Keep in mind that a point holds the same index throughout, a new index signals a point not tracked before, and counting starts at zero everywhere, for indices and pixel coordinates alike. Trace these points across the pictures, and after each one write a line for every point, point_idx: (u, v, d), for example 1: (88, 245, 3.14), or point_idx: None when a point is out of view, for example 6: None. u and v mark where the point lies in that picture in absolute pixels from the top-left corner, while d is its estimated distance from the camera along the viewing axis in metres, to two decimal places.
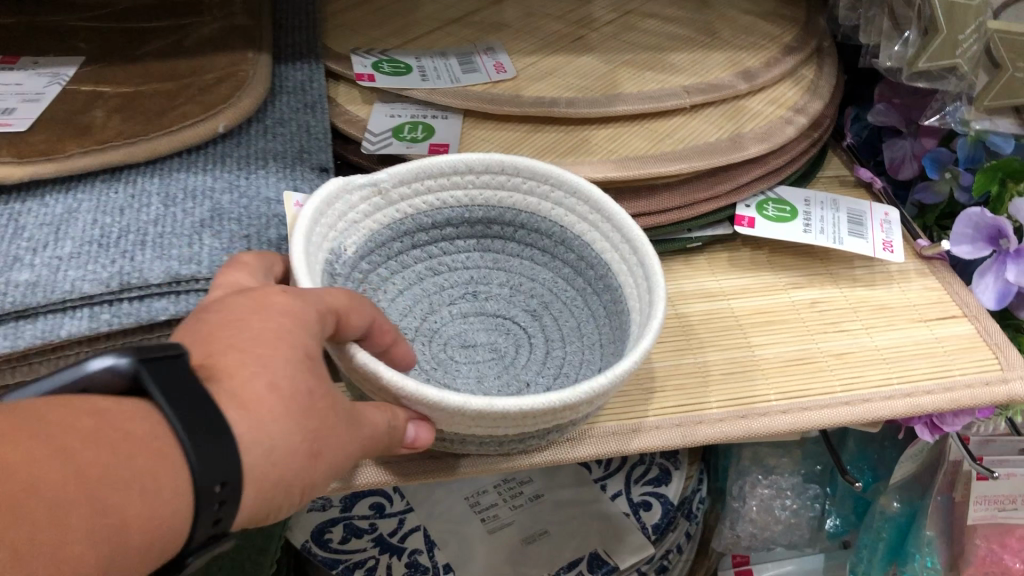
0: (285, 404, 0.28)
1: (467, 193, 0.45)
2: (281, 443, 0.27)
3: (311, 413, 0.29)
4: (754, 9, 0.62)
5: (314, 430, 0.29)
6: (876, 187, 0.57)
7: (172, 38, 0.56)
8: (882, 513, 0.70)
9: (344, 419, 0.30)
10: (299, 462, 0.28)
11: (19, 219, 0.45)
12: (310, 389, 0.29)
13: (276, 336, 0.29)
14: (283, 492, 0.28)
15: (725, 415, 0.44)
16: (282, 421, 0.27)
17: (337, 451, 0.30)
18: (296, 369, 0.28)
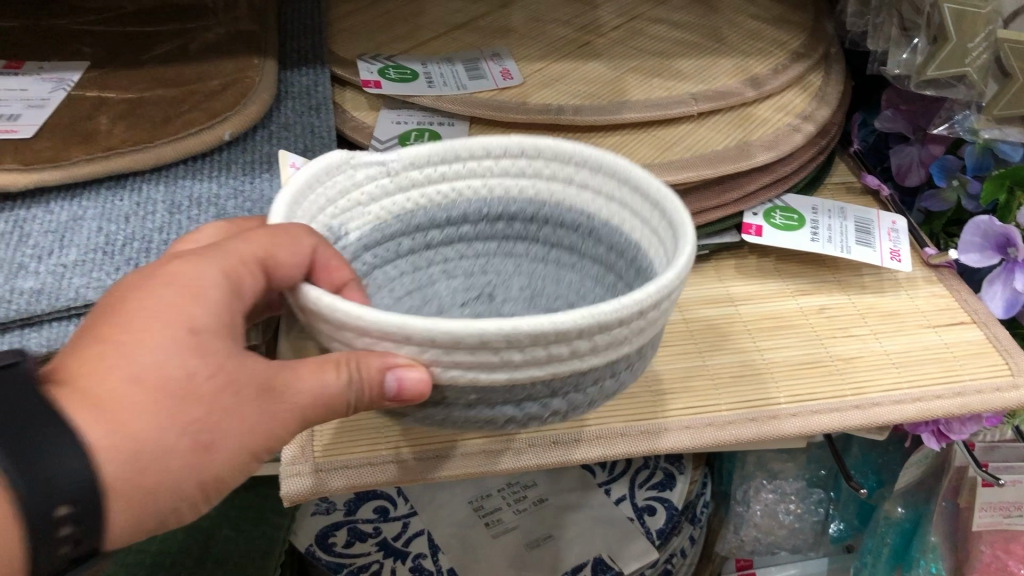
0: (155, 393, 0.27)
1: (485, 181, 0.39)
2: (153, 440, 0.27)
3: (197, 398, 0.27)
4: (762, 15, 0.62)
5: (204, 416, 0.28)
6: (884, 195, 0.56)
7: (177, 43, 0.56)
8: (887, 518, 0.70)
9: (251, 394, 0.29)
10: (185, 453, 0.28)
11: (24, 226, 0.45)
12: (193, 372, 0.27)
13: (154, 321, 0.28)
14: (178, 488, 0.28)
15: (735, 418, 0.44)
16: (156, 416, 0.27)
17: (243, 432, 0.29)
18: (176, 352, 0.27)
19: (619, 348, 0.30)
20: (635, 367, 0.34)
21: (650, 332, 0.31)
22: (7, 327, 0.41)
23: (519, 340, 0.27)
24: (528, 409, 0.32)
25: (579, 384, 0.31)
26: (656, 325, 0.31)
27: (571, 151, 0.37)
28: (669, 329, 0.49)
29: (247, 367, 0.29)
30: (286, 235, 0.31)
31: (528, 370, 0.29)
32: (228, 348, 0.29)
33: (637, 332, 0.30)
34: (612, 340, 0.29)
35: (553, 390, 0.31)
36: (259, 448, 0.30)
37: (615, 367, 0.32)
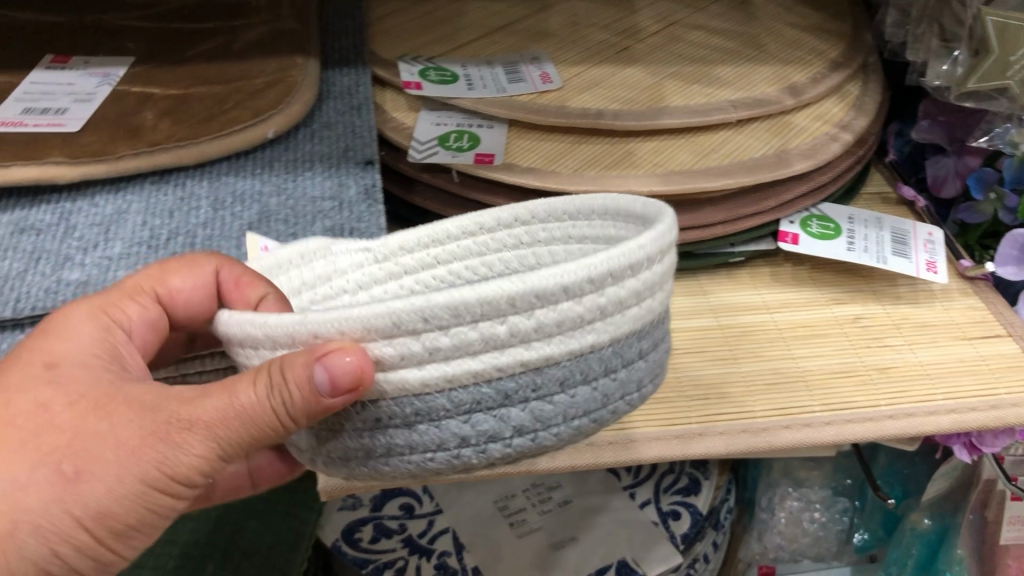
0: (16, 433, 0.31)
1: (484, 260, 0.37)
2: (2, 471, 0.30)
3: (56, 427, 0.31)
4: (800, 23, 0.62)
5: (65, 443, 0.31)
6: (919, 206, 0.57)
7: (220, 40, 0.56)
8: (913, 529, 0.70)
9: (124, 416, 0.31)
10: (50, 482, 0.31)
11: (70, 218, 0.46)
12: (47, 405, 0.32)
13: (24, 363, 0.34)
14: (51, 524, 0.31)
15: (770, 425, 0.45)
16: (3, 450, 0.31)
17: (118, 457, 0.31)
18: (29, 387, 0.33)
19: (579, 334, 0.28)
20: (624, 373, 0.31)
21: (618, 316, 0.29)
22: None
23: (439, 317, 0.26)
24: (484, 425, 0.29)
25: (542, 390, 0.29)
26: (625, 310, 0.29)
27: (554, 206, 0.34)
28: (704, 334, 0.50)
29: (128, 393, 0.32)
30: (190, 263, 0.39)
31: (464, 361, 0.27)
32: (103, 380, 0.33)
33: (596, 311, 0.28)
34: (565, 319, 0.27)
35: (509, 396, 0.29)
36: (160, 486, 0.32)
37: (586, 364, 0.29)
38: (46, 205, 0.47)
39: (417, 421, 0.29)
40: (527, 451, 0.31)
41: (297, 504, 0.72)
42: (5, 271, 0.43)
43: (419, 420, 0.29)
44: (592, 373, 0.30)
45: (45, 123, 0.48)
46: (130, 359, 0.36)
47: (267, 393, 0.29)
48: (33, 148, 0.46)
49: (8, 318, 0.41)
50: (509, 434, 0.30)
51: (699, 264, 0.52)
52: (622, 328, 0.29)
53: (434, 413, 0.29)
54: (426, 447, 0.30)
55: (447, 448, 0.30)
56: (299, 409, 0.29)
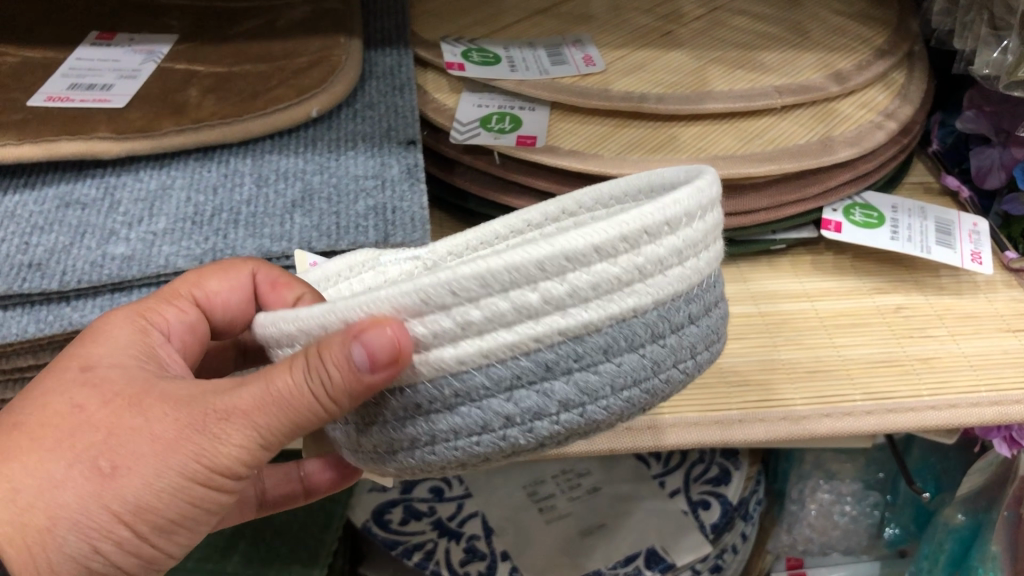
0: (54, 429, 0.31)
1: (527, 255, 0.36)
2: (38, 471, 0.30)
3: (92, 426, 0.31)
4: (845, 9, 0.61)
5: (102, 440, 0.31)
6: (962, 196, 0.56)
7: (264, 19, 0.56)
8: (947, 524, 0.68)
9: (160, 411, 0.31)
10: (90, 476, 0.30)
11: (115, 193, 0.46)
12: (83, 405, 0.32)
13: (59, 368, 0.34)
14: (89, 520, 0.30)
15: (809, 413, 0.44)
16: (41, 450, 0.31)
17: (156, 452, 0.31)
18: (63, 389, 0.33)
19: (619, 299, 0.28)
20: (674, 344, 0.30)
21: (659, 277, 0.28)
22: (98, 291, 0.42)
23: (467, 289, 0.26)
24: (527, 400, 0.29)
25: (586, 360, 0.28)
26: (665, 270, 0.28)
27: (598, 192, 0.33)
28: (744, 321, 0.49)
29: (163, 391, 0.32)
30: (224, 267, 0.40)
31: (499, 334, 0.27)
32: (139, 377, 0.33)
33: (633, 271, 0.27)
34: (601, 282, 0.27)
35: (551, 369, 0.28)
36: (200, 479, 0.32)
37: (631, 331, 0.29)
38: (91, 180, 0.47)
39: (459, 400, 0.29)
40: (579, 427, 0.30)
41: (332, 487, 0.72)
42: (51, 244, 0.43)
43: (459, 398, 0.29)
44: (638, 341, 0.29)
45: (92, 98, 0.48)
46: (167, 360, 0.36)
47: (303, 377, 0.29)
48: (80, 122, 0.47)
49: (55, 290, 0.41)
50: (557, 410, 0.29)
51: (738, 251, 0.52)
52: (664, 290, 0.29)
53: (474, 392, 0.28)
54: (471, 430, 0.29)
55: (492, 429, 0.29)
56: (337, 395, 0.29)
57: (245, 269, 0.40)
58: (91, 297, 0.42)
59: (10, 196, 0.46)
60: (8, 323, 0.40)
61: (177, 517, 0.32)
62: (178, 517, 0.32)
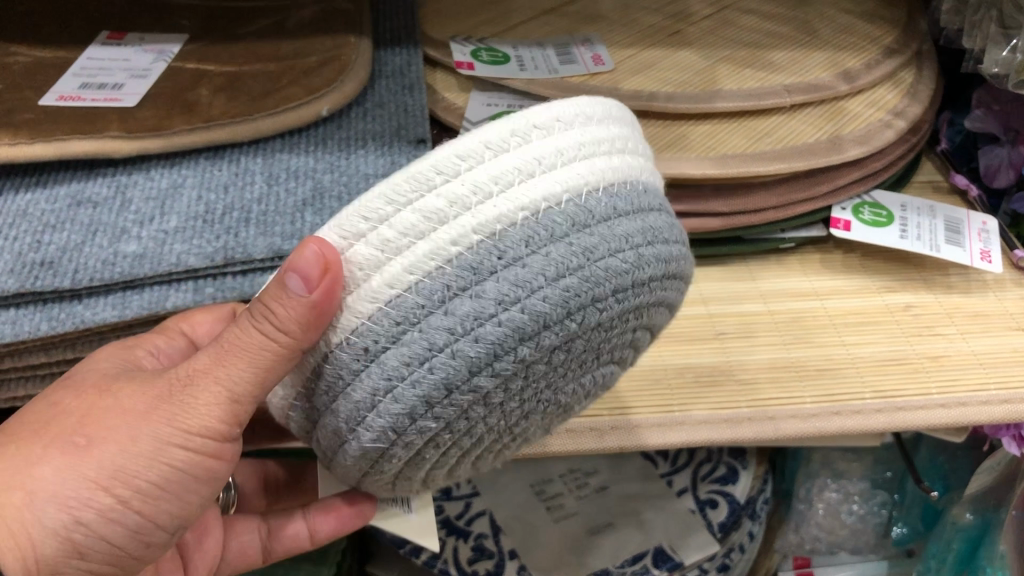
0: (31, 418, 0.33)
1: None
2: (15, 452, 0.32)
3: (67, 411, 0.33)
4: (854, 9, 0.61)
5: (76, 421, 0.33)
6: (971, 195, 0.56)
7: (273, 19, 0.57)
8: (955, 524, 0.68)
9: (128, 390, 0.34)
10: (63, 448, 0.32)
11: (126, 191, 0.46)
12: (59, 399, 0.34)
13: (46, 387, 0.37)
14: (69, 490, 0.31)
15: (819, 411, 0.44)
16: (19, 436, 0.32)
17: (125, 419, 0.33)
18: (44, 395, 0.35)
19: (528, 186, 0.27)
20: (611, 235, 0.28)
21: (564, 164, 0.28)
22: (109, 290, 0.42)
23: (374, 207, 0.27)
24: (464, 307, 0.27)
25: (506, 257, 0.27)
26: (573, 158, 0.28)
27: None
28: (753, 319, 0.49)
29: (133, 378, 0.35)
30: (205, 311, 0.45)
31: (419, 244, 0.27)
32: (110, 372, 0.36)
33: (532, 161, 0.27)
34: (501, 175, 0.27)
35: (476, 273, 0.27)
36: (170, 442, 0.33)
37: (557, 225, 0.27)
38: (102, 179, 0.47)
39: (400, 327, 0.28)
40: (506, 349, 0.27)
41: None
42: (63, 243, 0.43)
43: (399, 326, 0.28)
44: (560, 230, 0.27)
45: (103, 97, 0.49)
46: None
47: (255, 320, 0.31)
48: (91, 121, 0.47)
49: (67, 288, 0.41)
50: (495, 312, 0.27)
51: (748, 249, 0.53)
52: (573, 178, 0.28)
53: (412, 314, 0.27)
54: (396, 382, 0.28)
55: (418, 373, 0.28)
56: (279, 329, 0.30)
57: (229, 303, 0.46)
58: (103, 296, 0.42)
59: (21, 195, 0.46)
60: (21, 320, 0.41)
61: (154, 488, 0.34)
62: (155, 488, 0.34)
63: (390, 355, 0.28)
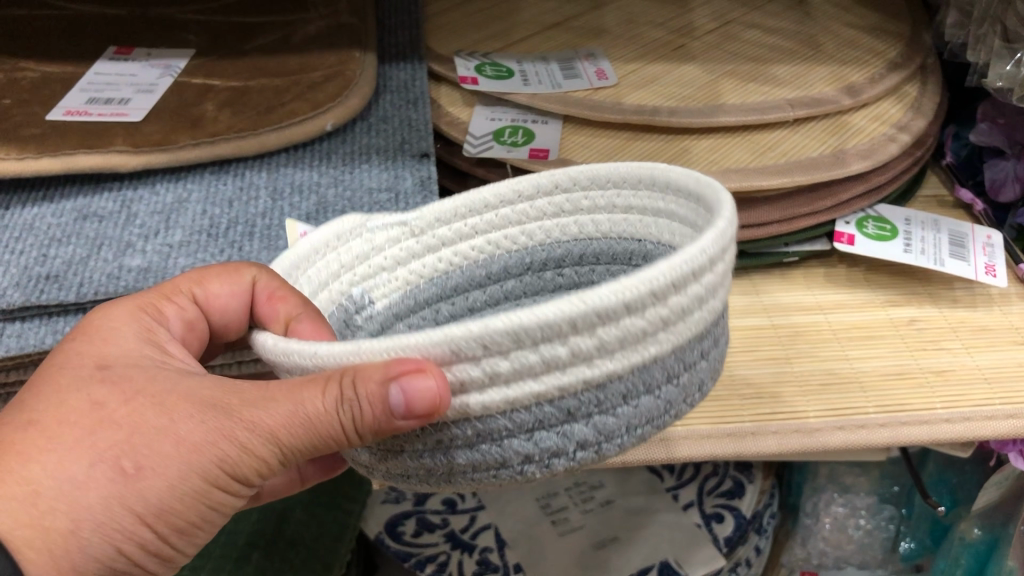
0: (72, 428, 0.30)
1: (524, 229, 0.39)
2: (58, 470, 0.29)
3: (113, 423, 0.30)
4: (857, 23, 0.61)
5: (123, 439, 0.29)
6: (977, 209, 0.56)
7: (280, 34, 0.57)
8: (962, 539, 0.67)
9: (185, 411, 0.30)
10: (111, 478, 0.29)
11: (131, 206, 0.47)
12: (102, 403, 0.30)
13: (74, 366, 0.32)
14: (113, 522, 0.29)
15: (822, 425, 0.44)
16: (61, 449, 0.29)
17: (180, 454, 0.29)
18: (79, 388, 0.31)
19: (642, 346, 0.27)
20: (683, 381, 0.30)
21: (679, 325, 0.28)
22: None
23: (497, 343, 0.25)
24: (547, 441, 0.28)
25: (605, 404, 0.28)
26: (686, 317, 0.28)
27: (606, 173, 0.35)
28: (756, 334, 0.50)
29: (184, 387, 0.31)
30: (229, 268, 0.38)
31: (527, 384, 0.26)
32: (157, 375, 0.32)
33: (658, 323, 0.27)
34: (627, 335, 0.26)
35: (572, 413, 0.28)
36: (217, 482, 0.30)
37: (647, 377, 0.29)
38: (108, 193, 0.48)
39: (479, 440, 0.28)
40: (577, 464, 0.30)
41: (341, 496, 0.71)
42: (69, 256, 0.43)
43: (479, 439, 0.28)
44: (655, 382, 0.29)
45: (110, 112, 0.49)
46: (176, 354, 0.35)
47: (336, 403, 0.27)
48: (97, 136, 0.47)
49: (72, 302, 0.41)
50: (573, 450, 0.29)
51: (751, 263, 0.53)
52: (681, 334, 0.28)
53: (495, 433, 0.28)
54: (463, 468, 0.30)
55: (487, 467, 0.29)
56: (371, 423, 0.27)
57: (247, 274, 0.37)
58: None
59: (28, 209, 0.46)
60: (26, 334, 0.41)
61: (194, 519, 0.31)
62: (195, 518, 0.31)
63: (460, 456, 0.29)
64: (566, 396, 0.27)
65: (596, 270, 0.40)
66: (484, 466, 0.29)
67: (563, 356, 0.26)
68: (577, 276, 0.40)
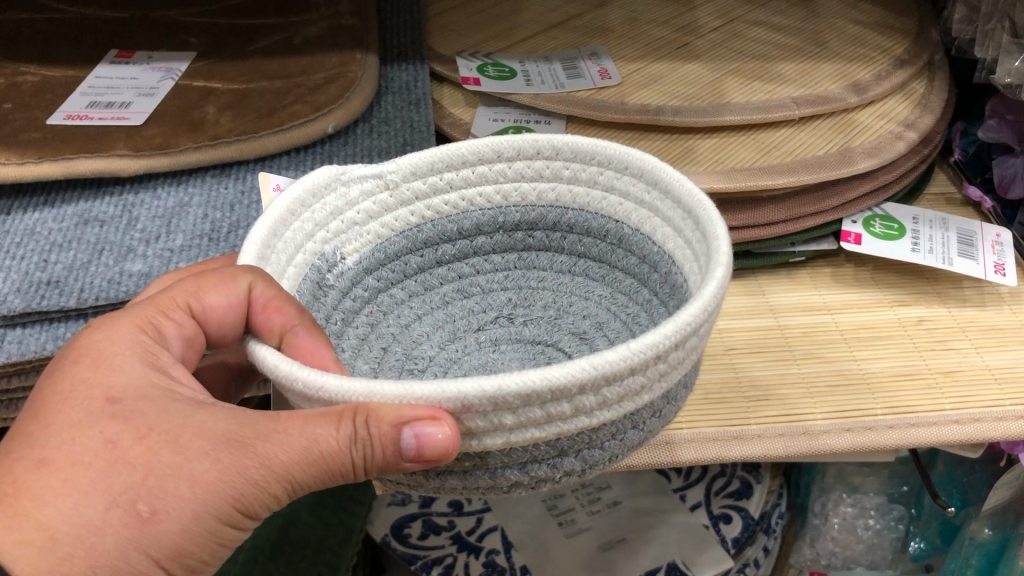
0: (85, 469, 0.27)
1: (500, 188, 0.42)
2: (73, 516, 0.27)
3: (129, 465, 0.27)
4: (863, 19, 0.61)
5: (140, 482, 0.27)
6: (986, 207, 0.55)
7: (281, 36, 0.57)
8: (972, 539, 0.66)
9: (201, 448, 0.28)
10: (128, 522, 0.27)
11: (133, 210, 0.47)
12: (114, 441, 0.28)
13: (75, 392, 0.29)
14: (128, 565, 0.27)
15: (831, 428, 0.44)
16: (73, 491, 0.27)
17: (196, 494, 0.28)
18: (88, 425, 0.28)
19: (636, 397, 0.29)
20: (663, 413, 0.33)
21: (671, 375, 0.30)
22: None
23: (509, 402, 0.26)
24: (538, 471, 0.31)
25: (594, 441, 0.31)
26: (680, 365, 0.30)
27: (593, 151, 0.40)
28: (762, 335, 0.49)
29: (196, 421, 0.29)
30: (225, 275, 0.33)
31: (528, 432, 0.28)
32: (168, 406, 0.29)
33: (653, 378, 0.29)
34: (626, 392, 0.28)
35: (564, 450, 0.30)
36: (228, 521, 0.29)
37: (632, 416, 0.31)
38: (109, 198, 0.48)
39: (474, 467, 0.30)
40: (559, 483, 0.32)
41: (348, 499, 0.70)
42: (70, 262, 0.43)
43: (475, 465, 0.30)
44: (641, 419, 0.31)
45: (110, 116, 0.49)
46: (182, 378, 0.32)
47: (348, 442, 0.27)
48: (98, 140, 0.47)
49: (73, 308, 0.41)
50: (559, 476, 0.31)
51: (758, 263, 0.52)
52: (671, 380, 0.30)
53: (492, 464, 0.30)
54: (458, 485, 0.32)
55: (477, 484, 0.31)
56: (380, 459, 0.27)
57: (243, 281, 0.33)
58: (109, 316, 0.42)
59: (29, 214, 0.46)
60: (27, 340, 0.41)
61: (204, 559, 0.30)
62: (205, 558, 0.30)
63: (453, 477, 0.31)
64: (561, 437, 0.29)
65: (567, 238, 0.43)
66: (474, 485, 0.32)
67: (567, 411, 0.27)
68: (548, 240, 0.44)
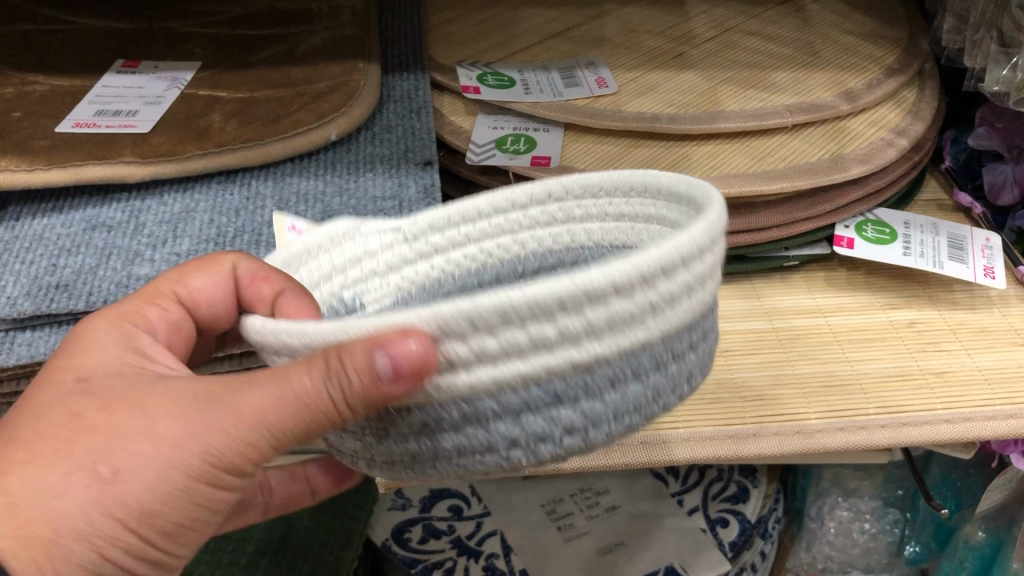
0: (50, 438, 0.28)
1: (519, 238, 0.34)
2: (36, 481, 0.27)
3: (91, 429, 0.28)
4: (855, 30, 0.62)
5: (102, 444, 0.28)
6: (976, 213, 0.56)
7: (285, 46, 0.58)
8: (966, 542, 0.67)
9: (164, 407, 0.28)
10: (89, 482, 0.27)
11: (139, 216, 0.48)
12: (82, 413, 0.29)
13: (53, 378, 0.31)
14: (95, 529, 0.27)
15: (824, 427, 0.45)
16: (38, 459, 0.28)
17: (158, 451, 0.28)
18: (62, 402, 0.30)
19: (634, 327, 0.24)
20: (679, 359, 0.27)
21: (682, 301, 0.25)
22: None
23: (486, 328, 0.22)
24: (533, 427, 0.25)
25: (594, 389, 0.25)
26: (676, 303, 0.25)
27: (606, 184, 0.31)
28: (757, 337, 0.50)
29: (164, 387, 0.29)
30: (211, 262, 0.37)
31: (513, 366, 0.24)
32: (139, 380, 0.30)
33: (655, 302, 0.24)
34: (619, 316, 0.23)
35: (560, 396, 0.25)
36: (195, 474, 0.28)
37: (634, 359, 0.25)
38: (116, 205, 0.48)
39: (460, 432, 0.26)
40: (576, 450, 0.27)
41: (348, 505, 0.70)
42: (78, 266, 0.44)
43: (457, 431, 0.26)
44: (643, 369, 0.26)
45: (117, 124, 0.50)
46: (159, 357, 0.33)
47: (323, 377, 0.25)
48: (107, 146, 0.48)
49: (81, 310, 0.42)
50: (559, 433, 0.26)
51: (750, 266, 0.53)
52: (676, 313, 0.25)
53: (482, 415, 0.25)
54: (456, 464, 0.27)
55: (482, 453, 0.27)
56: (360, 398, 0.25)
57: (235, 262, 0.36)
58: None
59: (38, 220, 0.47)
60: (36, 342, 0.41)
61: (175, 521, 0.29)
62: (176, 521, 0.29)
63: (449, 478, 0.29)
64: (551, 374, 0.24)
65: None
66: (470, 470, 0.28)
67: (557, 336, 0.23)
68: None
